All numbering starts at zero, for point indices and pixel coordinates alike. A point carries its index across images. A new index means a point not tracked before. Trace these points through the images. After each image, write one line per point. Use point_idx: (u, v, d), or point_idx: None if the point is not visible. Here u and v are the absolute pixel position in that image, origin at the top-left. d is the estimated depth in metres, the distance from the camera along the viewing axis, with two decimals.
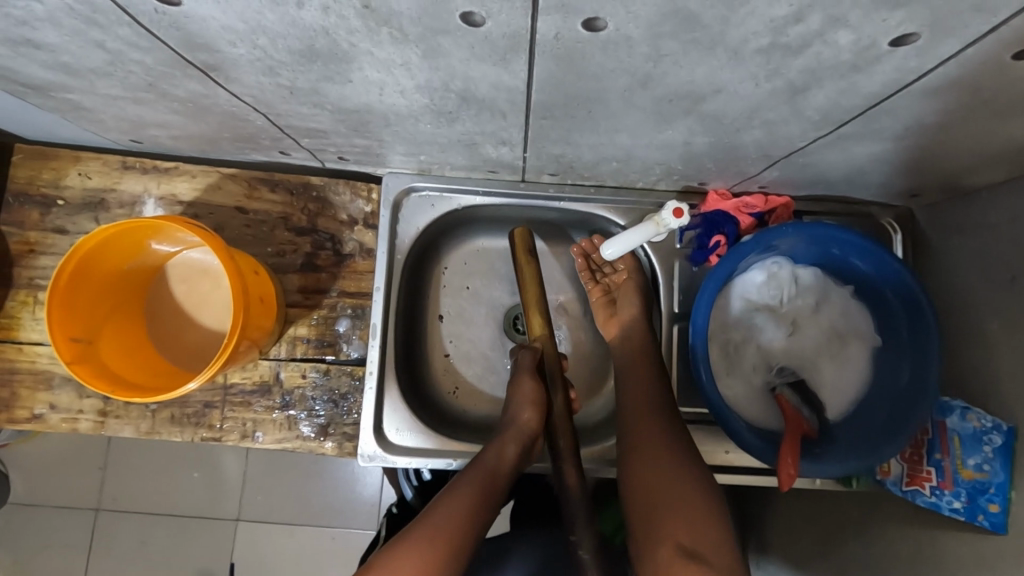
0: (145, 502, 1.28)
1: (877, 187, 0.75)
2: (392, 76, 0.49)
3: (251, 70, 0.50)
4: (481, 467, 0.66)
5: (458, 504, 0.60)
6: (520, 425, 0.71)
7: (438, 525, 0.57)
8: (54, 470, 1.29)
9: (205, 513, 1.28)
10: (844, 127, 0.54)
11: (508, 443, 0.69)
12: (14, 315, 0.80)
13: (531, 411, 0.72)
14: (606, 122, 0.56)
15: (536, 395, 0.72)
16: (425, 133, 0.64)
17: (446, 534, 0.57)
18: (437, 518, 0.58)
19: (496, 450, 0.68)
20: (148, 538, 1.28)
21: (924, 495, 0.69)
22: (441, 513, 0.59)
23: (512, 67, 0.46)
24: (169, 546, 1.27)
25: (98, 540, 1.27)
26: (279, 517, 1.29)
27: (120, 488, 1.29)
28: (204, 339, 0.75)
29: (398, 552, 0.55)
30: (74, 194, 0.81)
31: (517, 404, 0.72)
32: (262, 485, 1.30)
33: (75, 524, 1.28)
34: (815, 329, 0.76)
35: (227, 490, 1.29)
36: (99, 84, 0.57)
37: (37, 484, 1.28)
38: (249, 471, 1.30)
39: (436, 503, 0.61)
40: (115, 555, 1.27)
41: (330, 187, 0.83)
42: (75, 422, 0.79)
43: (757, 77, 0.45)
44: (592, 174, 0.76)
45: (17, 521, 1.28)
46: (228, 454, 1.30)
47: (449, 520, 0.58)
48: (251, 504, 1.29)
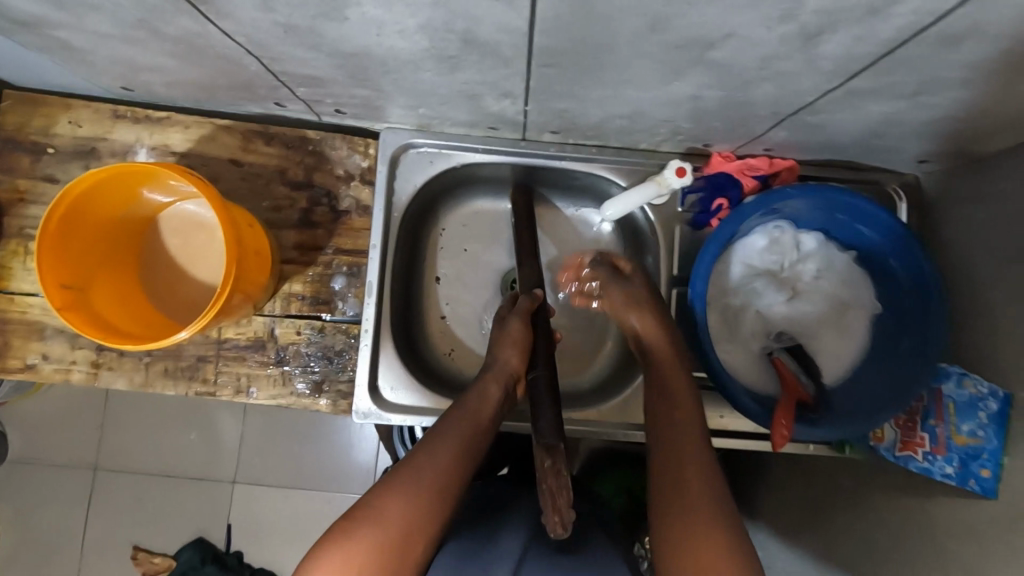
0: (142, 461, 1.29)
1: (885, 152, 0.73)
2: (391, 13, 0.47)
3: (244, 4, 0.48)
4: (465, 409, 0.63)
5: (445, 446, 0.58)
6: (504, 367, 0.69)
7: (425, 468, 0.56)
8: (50, 428, 1.29)
9: (201, 473, 1.29)
10: (856, 81, 0.53)
11: (490, 385, 0.67)
12: (5, 265, 0.78)
13: (512, 351, 0.70)
14: (612, 71, 0.55)
15: (521, 338, 0.70)
16: (426, 81, 0.62)
17: (434, 479, 0.56)
18: (422, 461, 0.56)
19: (478, 392, 0.66)
20: (144, 497, 1.29)
21: (917, 461, 0.69)
22: (426, 457, 0.57)
23: (517, 3, 0.44)
24: (164, 505, 1.29)
25: (94, 497, 1.28)
26: (274, 480, 1.30)
27: (116, 447, 1.29)
28: (198, 292, 0.75)
29: (385, 497, 0.54)
30: (65, 142, 0.79)
31: (501, 346, 0.70)
32: (259, 447, 1.30)
33: (71, 482, 1.29)
34: (815, 296, 0.75)
35: (223, 451, 1.30)
36: (87, 19, 0.55)
37: (33, 442, 1.29)
38: (245, 433, 1.31)
39: (420, 447, 0.58)
40: (111, 513, 1.28)
41: (327, 141, 0.81)
42: (68, 372, 0.79)
43: (770, 19, 0.43)
44: (595, 133, 0.75)
45: (13, 477, 1.29)
46: (225, 415, 1.31)
47: (434, 465, 0.56)
48: (246, 466, 1.30)
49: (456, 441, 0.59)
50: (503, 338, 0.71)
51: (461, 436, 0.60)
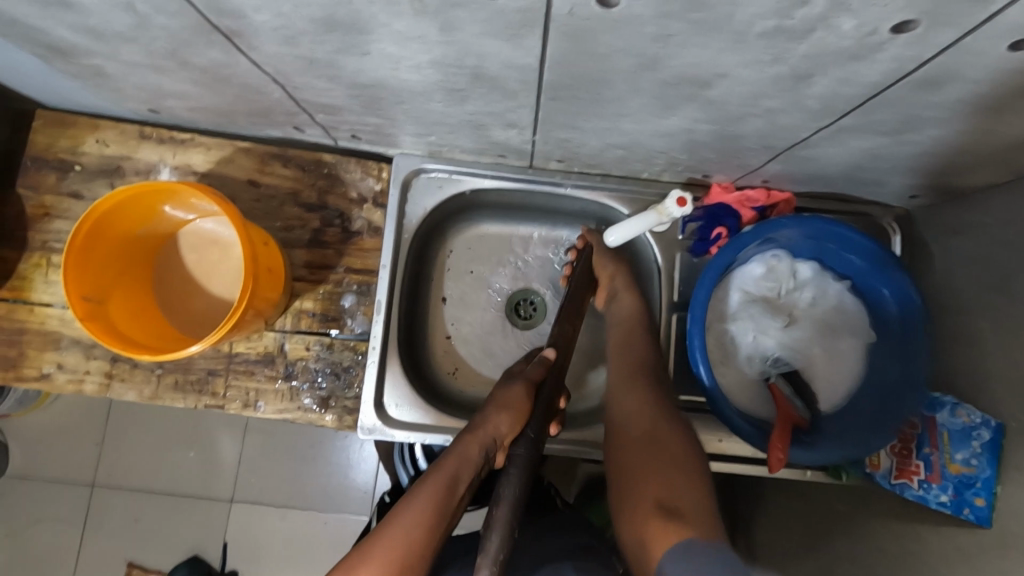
0: (143, 476, 1.30)
1: (876, 186, 0.76)
2: (408, 50, 0.50)
3: (272, 38, 0.52)
4: (442, 470, 0.62)
5: (416, 512, 0.58)
6: (491, 431, 0.65)
7: (398, 533, 0.56)
8: (53, 441, 1.31)
9: (200, 489, 1.30)
10: (845, 119, 0.56)
11: (473, 448, 0.64)
12: (26, 277, 0.81)
13: (505, 419, 0.67)
14: (613, 106, 0.58)
15: (519, 405, 0.68)
16: (437, 111, 0.65)
17: (401, 553, 0.55)
18: (393, 531, 0.56)
19: (458, 453, 0.63)
20: (142, 512, 1.29)
21: (913, 488, 0.70)
22: (396, 529, 0.57)
23: (525, 43, 0.47)
24: (162, 520, 1.29)
25: (92, 512, 1.29)
26: (273, 498, 1.30)
27: (118, 461, 1.30)
28: (212, 306, 0.77)
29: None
30: (90, 160, 0.83)
31: (491, 408, 0.68)
32: (259, 465, 1.31)
33: (70, 496, 1.29)
34: (810, 323, 0.78)
35: (224, 468, 1.31)
36: (122, 48, 0.59)
37: (36, 453, 1.30)
38: (246, 450, 1.31)
39: (396, 512, 0.59)
40: (109, 527, 1.29)
41: (341, 165, 0.84)
42: (81, 383, 0.81)
43: (761, 61, 0.46)
44: (598, 162, 0.78)
45: (14, 489, 1.29)
46: (226, 431, 1.32)
47: (406, 533, 0.56)
48: (245, 483, 1.30)
49: (430, 500, 0.59)
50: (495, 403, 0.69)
51: (434, 498, 0.59)
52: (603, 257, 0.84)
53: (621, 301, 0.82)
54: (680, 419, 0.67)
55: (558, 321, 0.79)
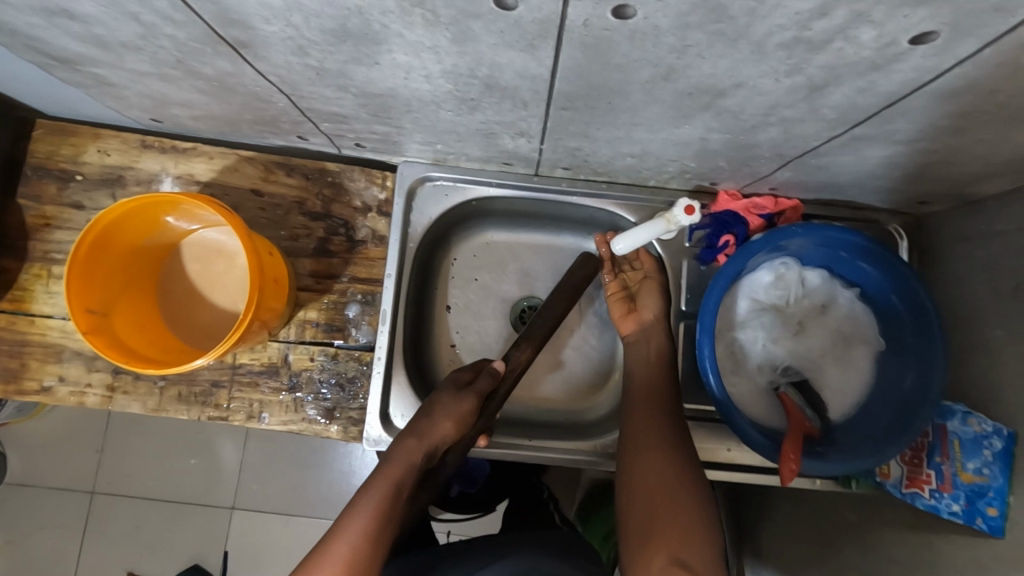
0: (143, 486, 1.29)
1: (885, 193, 0.76)
2: (419, 60, 0.50)
3: (282, 49, 0.51)
4: (386, 477, 0.61)
5: (361, 522, 0.57)
6: (434, 438, 0.65)
7: (342, 544, 0.55)
8: (53, 451, 1.29)
9: (201, 498, 1.29)
10: (858, 128, 0.55)
11: (415, 449, 0.64)
12: (27, 288, 0.80)
13: (448, 426, 0.67)
14: (625, 115, 0.57)
15: (461, 413, 0.68)
16: (446, 120, 0.64)
17: (355, 551, 0.55)
18: (340, 540, 0.56)
19: (401, 462, 0.62)
20: (142, 522, 1.28)
21: (924, 498, 0.69)
22: (341, 540, 0.55)
23: (539, 54, 0.47)
24: (163, 530, 1.27)
25: (92, 521, 1.27)
26: (275, 507, 1.29)
27: (118, 471, 1.29)
28: (215, 318, 0.76)
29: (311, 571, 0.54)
30: (92, 170, 0.82)
31: (441, 416, 0.67)
32: (260, 473, 1.30)
33: (69, 506, 1.28)
34: (820, 331, 0.77)
35: (225, 477, 1.29)
36: (128, 58, 0.58)
37: (34, 463, 1.29)
38: (247, 458, 1.30)
39: (343, 517, 0.58)
40: (109, 538, 1.27)
41: (345, 173, 0.83)
42: (83, 396, 0.80)
43: (778, 72, 0.46)
44: (605, 170, 0.78)
45: (12, 499, 1.28)
46: (227, 439, 1.31)
47: (350, 544, 0.55)
48: (247, 492, 1.29)
49: (376, 512, 0.58)
50: (445, 415, 0.67)
51: (380, 510, 0.58)
52: (653, 296, 0.80)
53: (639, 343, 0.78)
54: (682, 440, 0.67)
55: (536, 341, 0.78)
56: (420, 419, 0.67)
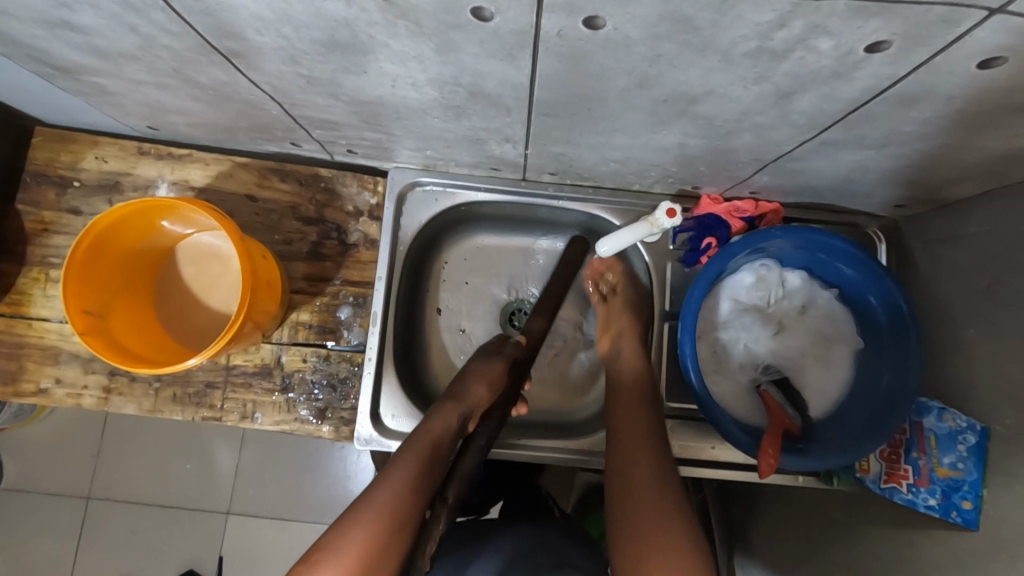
0: (138, 489, 1.30)
1: (862, 197, 0.78)
2: (406, 68, 0.52)
3: (273, 58, 0.53)
4: (428, 437, 0.65)
5: (398, 481, 0.60)
6: (472, 401, 0.70)
7: (386, 500, 0.58)
8: (49, 455, 1.30)
9: (196, 501, 1.30)
10: (827, 133, 0.58)
11: (452, 414, 0.68)
12: (25, 292, 0.82)
13: (483, 390, 0.72)
14: (605, 121, 0.60)
15: (492, 378, 0.73)
16: (434, 126, 0.67)
17: (394, 510, 0.57)
18: (376, 499, 0.58)
19: (441, 422, 0.67)
20: (137, 526, 1.29)
21: (902, 493, 0.71)
22: (378, 501, 0.57)
23: (519, 63, 0.49)
24: (157, 534, 1.28)
25: (86, 526, 1.28)
26: (269, 510, 1.30)
27: (113, 475, 1.30)
28: (210, 319, 0.78)
29: (347, 533, 0.55)
30: (90, 176, 0.84)
31: (475, 381, 0.72)
32: (254, 477, 1.31)
33: (64, 510, 1.29)
34: (799, 330, 0.79)
35: (219, 481, 1.30)
36: (126, 67, 0.60)
37: (30, 468, 1.30)
38: (242, 462, 1.31)
39: (377, 482, 0.60)
40: (103, 542, 1.28)
41: (338, 179, 0.85)
42: (80, 397, 0.81)
43: (745, 80, 0.48)
44: (591, 175, 0.80)
45: (8, 504, 1.29)
46: (222, 442, 1.32)
47: (391, 501, 0.58)
48: (242, 496, 1.30)
49: (413, 472, 0.61)
50: (478, 385, 0.72)
51: (421, 465, 0.62)
52: (623, 311, 0.85)
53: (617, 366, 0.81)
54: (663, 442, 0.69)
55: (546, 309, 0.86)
56: (454, 386, 0.72)
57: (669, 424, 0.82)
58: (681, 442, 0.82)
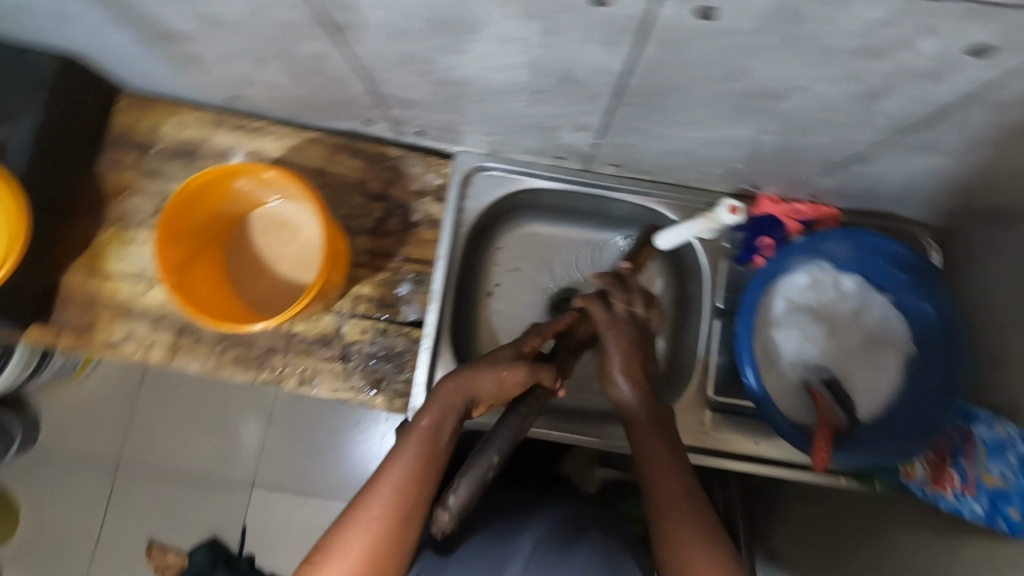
0: (167, 457, 1.34)
1: (923, 206, 0.79)
2: (505, 50, 0.54)
3: (378, 34, 0.55)
4: (431, 418, 0.61)
5: (405, 466, 0.59)
6: (476, 388, 0.63)
7: (385, 494, 0.57)
8: (84, 417, 1.34)
9: (222, 472, 1.33)
10: (906, 136, 0.59)
11: (458, 398, 0.63)
12: (102, 249, 0.85)
13: (491, 380, 0.63)
14: (686, 114, 0.61)
15: (507, 367, 0.64)
16: (513, 111, 0.69)
17: (400, 495, 0.57)
18: (384, 483, 0.58)
19: (443, 405, 0.62)
20: (163, 493, 1.32)
21: (947, 498, 0.71)
22: (389, 481, 0.58)
23: (618, 50, 0.51)
24: (183, 501, 1.32)
25: (116, 488, 1.32)
26: (294, 484, 1.33)
27: (144, 441, 1.34)
28: (277, 286, 0.81)
29: (361, 515, 0.57)
30: (169, 142, 0.87)
31: (486, 372, 0.63)
32: (279, 452, 1.35)
33: (96, 472, 1.33)
34: (851, 334, 0.80)
35: (244, 454, 1.34)
36: (230, 37, 0.63)
37: (66, 429, 1.34)
38: (267, 437, 1.35)
39: (379, 470, 0.59)
40: (132, 506, 1.32)
41: (405, 158, 0.88)
42: (147, 352, 0.84)
43: (839, 78, 0.50)
44: (654, 169, 0.82)
45: (42, 463, 1.33)
46: (250, 416, 1.35)
47: (396, 488, 0.58)
48: (268, 468, 1.34)
49: (412, 465, 0.59)
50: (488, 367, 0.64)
51: (425, 446, 0.60)
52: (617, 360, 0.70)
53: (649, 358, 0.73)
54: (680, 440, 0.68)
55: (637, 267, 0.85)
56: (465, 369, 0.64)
57: (714, 416, 0.84)
58: (725, 435, 0.83)
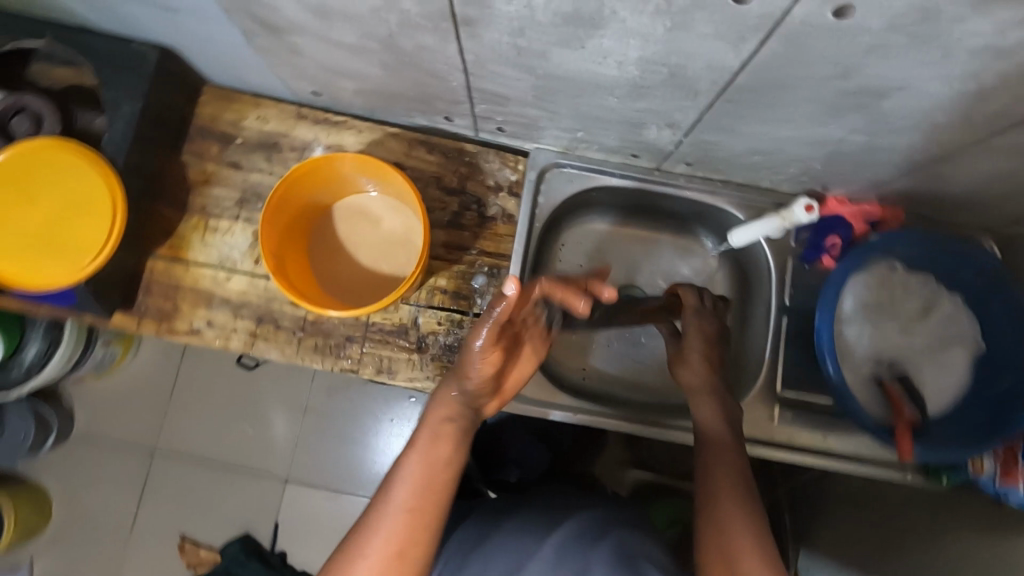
0: (198, 452, 1.34)
1: (992, 208, 0.82)
2: (625, 45, 0.56)
3: (501, 28, 0.58)
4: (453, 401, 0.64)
5: (430, 445, 0.61)
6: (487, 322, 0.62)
7: (417, 471, 0.60)
8: (113, 411, 1.35)
9: (251, 468, 1.34)
10: (999, 137, 0.62)
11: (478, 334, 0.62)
12: (184, 237, 0.87)
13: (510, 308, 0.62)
14: (784, 111, 0.64)
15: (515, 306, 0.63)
16: (607, 108, 0.71)
17: (428, 471, 0.60)
18: (415, 461, 0.61)
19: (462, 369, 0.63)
20: (194, 487, 1.33)
21: (1021, 492, 0.71)
22: (418, 460, 0.61)
23: (741, 46, 0.53)
24: (213, 496, 1.33)
25: (152, 481, 1.33)
26: (325, 481, 1.34)
27: (176, 436, 1.35)
28: (361, 275, 0.83)
29: (394, 490, 0.59)
30: (251, 134, 0.89)
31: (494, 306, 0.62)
32: (309, 448, 1.35)
33: (130, 466, 1.34)
34: (923, 332, 0.82)
35: (276, 451, 1.35)
36: (346, 31, 0.65)
37: (100, 423, 1.35)
38: (299, 435, 1.36)
39: (409, 449, 0.62)
40: (164, 500, 1.32)
41: (481, 154, 0.90)
42: (228, 339, 0.86)
43: (953, 76, 0.52)
44: (729, 168, 0.84)
45: (74, 456, 1.34)
46: (280, 412, 1.36)
47: (425, 465, 0.60)
48: (300, 465, 1.34)
49: (438, 446, 0.62)
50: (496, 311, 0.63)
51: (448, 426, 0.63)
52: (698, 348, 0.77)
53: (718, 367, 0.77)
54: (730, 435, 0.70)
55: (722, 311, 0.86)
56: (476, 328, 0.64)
57: (784, 411, 0.86)
58: (795, 430, 0.85)
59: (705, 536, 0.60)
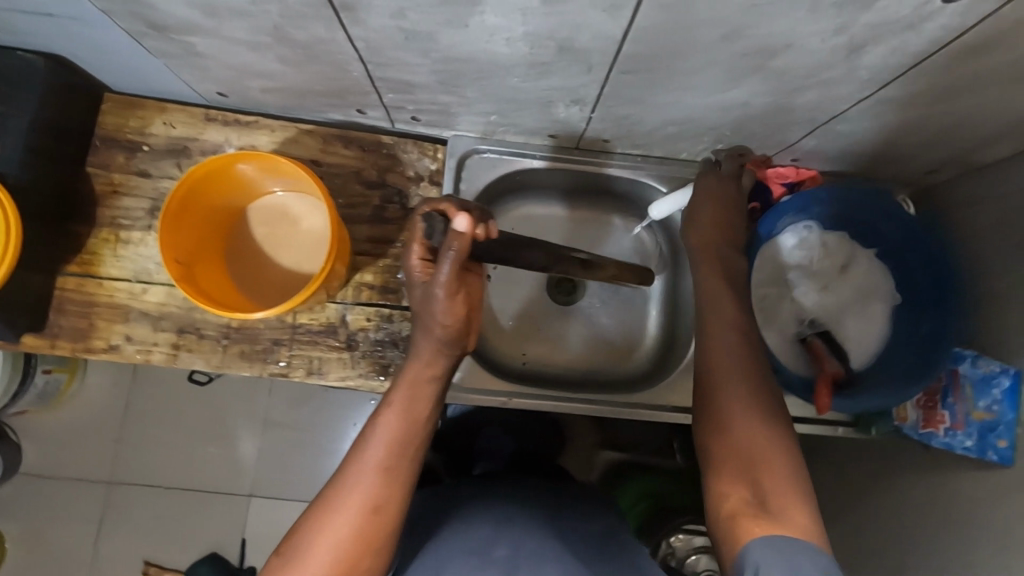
0: (161, 476, 1.30)
1: (898, 162, 0.84)
2: (508, 22, 0.56)
3: (381, 12, 0.57)
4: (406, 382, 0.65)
5: (389, 427, 0.62)
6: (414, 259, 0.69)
7: (373, 457, 0.60)
8: (69, 441, 1.30)
9: (221, 488, 1.31)
10: (885, 90, 0.64)
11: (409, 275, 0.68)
12: (94, 252, 0.84)
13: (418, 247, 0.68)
14: (681, 78, 0.64)
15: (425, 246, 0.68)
16: (511, 88, 0.71)
17: (382, 455, 0.60)
18: (370, 448, 0.61)
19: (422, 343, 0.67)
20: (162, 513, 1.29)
21: (939, 436, 0.76)
22: (374, 446, 0.61)
23: (619, 14, 0.53)
24: (183, 519, 1.29)
25: (112, 511, 1.29)
26: (295, 493, 1.31)
27: (131, 460, 1.31)
28: (281, 277, 0.81)
29: (349, 482, 0.59)
30: (158, 140, 0.87)
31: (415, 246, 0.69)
32: (276, 461, 1.32)
33: (88, 497, 1.29)
34: (842, 288, 0.84)
35: (244, 468, 1.32)
36: (231, 26, 0.63)
37: (51, 456, 1.30)
38: (263, 448, 1.33)
39: (365, 435, 0.62)
40: (128, 528, 1.28)
41: (399, 146, 0.89)
42: (150, 354, 0.83)
43: (828, 31, 0.54)
44: (645, 141, 0.85)
45: (24, 492, 1.28)
46: (247, 430, 1.33)
47: (380, 449, 0.61)
48: (266, 478, 1.32)
49: (395, 427, 0.62)
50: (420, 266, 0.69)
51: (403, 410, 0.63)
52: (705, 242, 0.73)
53: (706, 280, 0.71)
54: (751, 338, 0.65)
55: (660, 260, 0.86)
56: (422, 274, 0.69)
57: None
58: None
59: (718, 451, 0.59)
